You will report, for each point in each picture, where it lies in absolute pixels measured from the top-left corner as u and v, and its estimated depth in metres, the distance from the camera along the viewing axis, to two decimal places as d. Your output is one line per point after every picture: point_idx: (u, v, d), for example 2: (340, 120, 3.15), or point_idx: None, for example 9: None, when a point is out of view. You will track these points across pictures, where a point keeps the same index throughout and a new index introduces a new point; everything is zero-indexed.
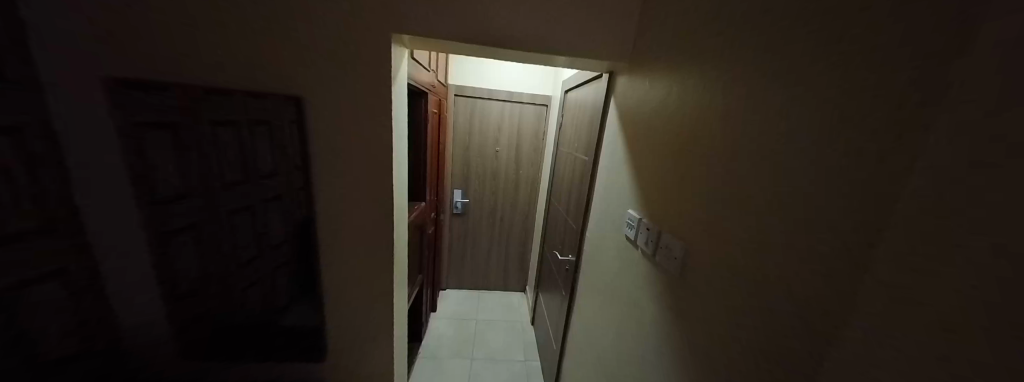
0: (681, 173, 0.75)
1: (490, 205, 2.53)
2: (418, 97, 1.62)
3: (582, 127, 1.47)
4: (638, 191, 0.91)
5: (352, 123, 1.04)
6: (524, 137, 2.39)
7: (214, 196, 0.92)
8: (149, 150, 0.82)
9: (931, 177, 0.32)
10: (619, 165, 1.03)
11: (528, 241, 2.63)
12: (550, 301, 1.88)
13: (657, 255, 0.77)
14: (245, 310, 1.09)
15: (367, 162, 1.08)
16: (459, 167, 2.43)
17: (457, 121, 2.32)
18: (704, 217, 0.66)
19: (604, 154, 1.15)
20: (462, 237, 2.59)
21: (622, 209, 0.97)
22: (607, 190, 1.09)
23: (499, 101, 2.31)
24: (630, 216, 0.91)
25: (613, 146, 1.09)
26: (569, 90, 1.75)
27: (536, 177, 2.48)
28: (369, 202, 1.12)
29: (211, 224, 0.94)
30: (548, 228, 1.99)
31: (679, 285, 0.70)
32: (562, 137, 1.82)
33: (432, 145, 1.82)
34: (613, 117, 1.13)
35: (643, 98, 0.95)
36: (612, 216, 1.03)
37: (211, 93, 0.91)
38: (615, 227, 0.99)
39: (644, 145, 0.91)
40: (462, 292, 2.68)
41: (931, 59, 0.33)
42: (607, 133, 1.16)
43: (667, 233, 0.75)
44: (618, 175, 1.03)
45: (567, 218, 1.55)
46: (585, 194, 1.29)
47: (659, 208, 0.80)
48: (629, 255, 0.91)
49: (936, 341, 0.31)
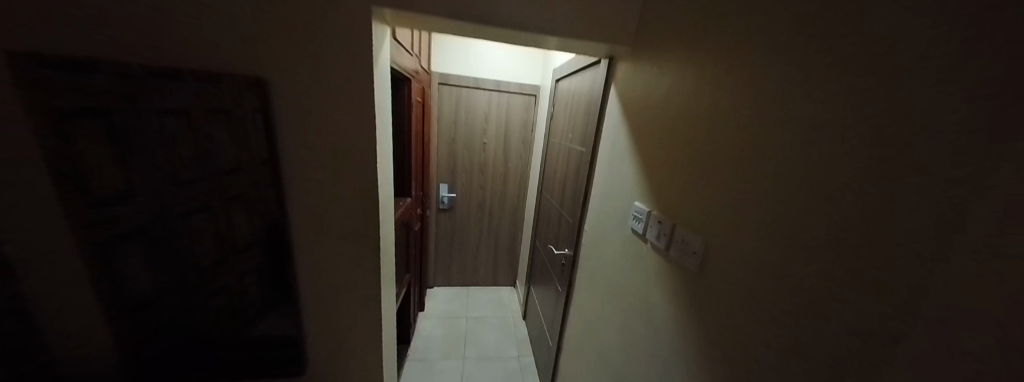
0: (694, 164, 0.71)
1: (478, 200, 2.45)
2: (400, 85, 1.50)
3: (576, 117, 1.42)
4: (646, 182, 0.86)
5: (326, 112, 0.92)
6: (512, 128, 2.31)
7: (164, 195, 0.79)
8: (79, 142, 0.67)
9: (990, 166, 0.29)
10: (622, 156, 0.99)
11: (517, 235, 2.59)
12: (544, 297, 1.84)
13: (671, 250, 0.74)
14: (209, 320, 0.96)
15: (347, 155, 0.97)
16: (445, 160, 2.32)
17: (442, 111, 2.20)
18: (724, 211, 0.62)
19: (604, 145, 1.10)
20: (450, 233, 2.49)
21: (628, 201, 0.92)
22: (609, 182, 1.05)
23: (486, 90, 2.21)
24: (638, 209, 0.87)
25: (615, 136, 1.04)
26: (561, 79, 1.68)
27: (525, 169, 2.42)
28: (350, 199, 1.02)
29: (163, 228, 0.80)
30: (540, 222, 1.94)
31: (697, 280, 0.67)
32: (554, 128, 1.76)
33: (417, 136, 1.70)
34: (614, 106, 1.08)
35: (648, 85, 0.90)
36: (615, 210, 0.99)
37: (154, 75, 0.75)
38: (621, 219, 0.95)
39: (652, 135, 0.87)
40: (451, 289, 2.60)
41: (990, 33, 0.30)
42: (606, 122, 1.11)
43: (682, 227, 0.71)
44: (621, 166, 0.98)
45: (562, 211, 1.51)
46: (582, 187, 1.25)
47: (672, 201, 0.76)
48: (636, 249, 0.87)
49: (992, 346, 0.29)
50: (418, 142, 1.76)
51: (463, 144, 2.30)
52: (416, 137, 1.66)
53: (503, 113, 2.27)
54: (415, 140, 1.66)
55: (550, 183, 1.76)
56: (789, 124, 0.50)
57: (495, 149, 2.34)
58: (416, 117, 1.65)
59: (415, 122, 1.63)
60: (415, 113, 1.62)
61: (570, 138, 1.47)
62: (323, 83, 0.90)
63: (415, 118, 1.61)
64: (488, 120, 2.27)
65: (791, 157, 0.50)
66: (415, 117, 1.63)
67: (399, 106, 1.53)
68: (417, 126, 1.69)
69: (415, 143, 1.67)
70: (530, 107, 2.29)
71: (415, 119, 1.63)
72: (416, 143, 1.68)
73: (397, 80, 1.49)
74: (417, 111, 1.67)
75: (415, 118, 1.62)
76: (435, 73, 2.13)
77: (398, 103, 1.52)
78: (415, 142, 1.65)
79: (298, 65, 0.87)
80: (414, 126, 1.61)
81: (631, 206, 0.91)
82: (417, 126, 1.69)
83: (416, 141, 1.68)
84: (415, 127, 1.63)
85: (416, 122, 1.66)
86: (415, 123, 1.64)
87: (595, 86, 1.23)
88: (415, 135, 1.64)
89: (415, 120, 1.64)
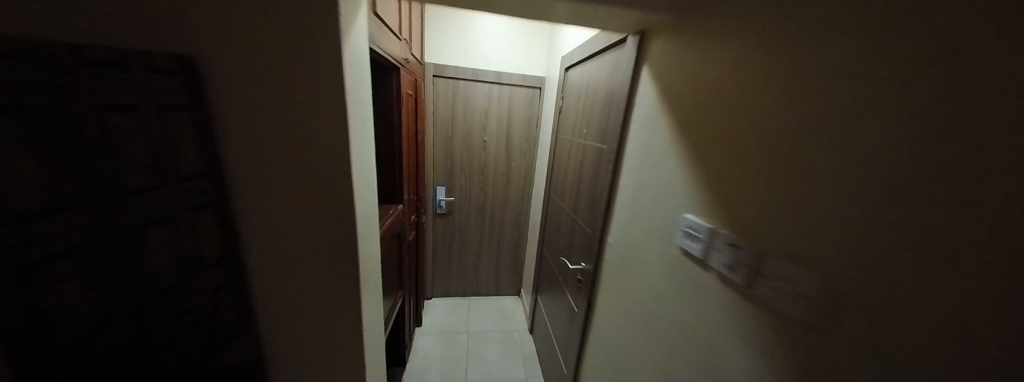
0: (775, 161, 0.50)
1: (478, 204, 2.25)
2: (385, 74, 1.29)
3: (592, 110, 1.22)
4: (699, 187, 0.65)
5: (275, 102, 0.67)
6: (514, 125, 2.12)
7: (105, 208, 0.54)
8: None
9: None
10: (664, 152, 0.77)
11: (522, 241, 2.40)
12: (554, 312, 1.66)
13: (758, 288, 0.52)
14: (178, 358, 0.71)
15: (302, 165, 0.70)
16: (441, 161, 2.11)
17: (438, 107, 2.00)
18: (851, 241, 0.40)
19: (635, 142, 0.89)
20: (448, 239, 2.30)
21: (674, 212, 0.72)
22: (645, 186, 0.84)
23: (486, 83, 2.01)
24: (691, 226, 0.66)
25: (652, 130, 0.83)
26: (572, 67, 1.48)
27: (529, 169, 2.23)
28: (310, 222, 0.75)
29: (98, 247, 0.55)
30: (548, 228, 1.75)
31: (810, 343, 0.45)
32: (563, 123, 1.57)
33: (407, 134, 1.50)
34: (646, 91, 0.86)
35: (698, 60, 0.68)
36: (656, 223, 0.78)
37: (90, 66, 0.52)
38: (667, 235, 0.74)
39: (703, 125, 0.66)
40: (450, 299, 2.41)
41: None
42: (637, 112, 0.89)
43: (775, 258, 0.49)
44: (661, 166, 0.78)
45: (575, 218, 1.31)
46: (603, 192, 1.05)
47: (746, 219, 0.54)
48: (693, 277, 0.66)
49: None
50: (409, 141, 1.55)
51: (460, 142, 2.10)
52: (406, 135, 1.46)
53: (504, 108, 2.07)
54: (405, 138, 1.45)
55: (560, 185, 1.56)
56: (966, 91, 0.30)
57: (496, 147, 2.14)
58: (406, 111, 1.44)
59: (405, 118, 1.42)
60: (405, 107, 1.42)
61: (585, 133, 1.28)
62: (270, 63, 0.65)
63: (404, 113, 1.40)
64: (488, 116, 2.07)
65: (973, 148, 0.29)
66: (405, 112, 1.42)
67: (386, 99, 1.32)
68: (407, 123, 1.49)
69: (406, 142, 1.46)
70: (534, 101, 2.09)
71: (405, 114, 1.42)
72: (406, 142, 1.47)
73: (381, 68, 1.28)
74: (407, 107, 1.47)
75: (405, 112, 1.41)
76: (428, 64, 1.92)
77: (384, 95, 1.31)
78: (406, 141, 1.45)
79: (233, 39, 0.63)
80: (404, 123, 1.40)
81: (679, 221, 0.70)
82: (407, 123, 1.49)
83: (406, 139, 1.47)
84: (405, 124, 1.42)
85: (406, 118, 1.45)
86: (405, 119, 1.43)
87: (616, 72, 1.02)
88: (405, 133, 1.43)
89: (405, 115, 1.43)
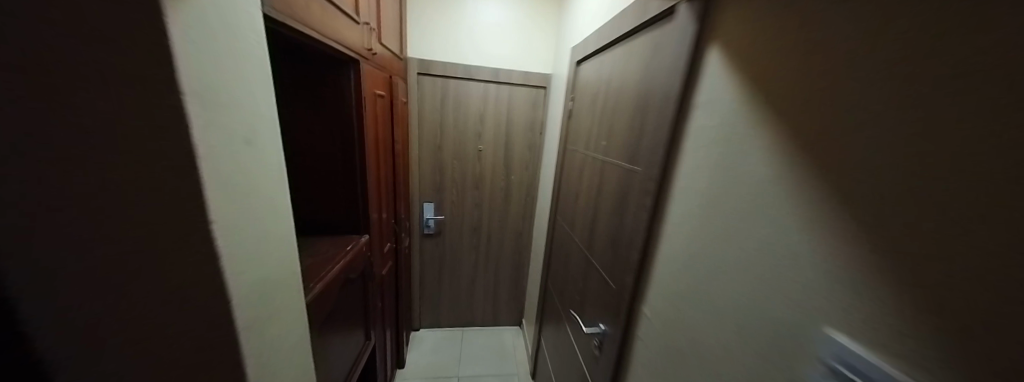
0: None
1: (472, 223, 1.94)
2: (335, 68, 0.96)
3: (616, 115, 0.88)
4: (864, 288, 0.31)
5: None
6: (514, 130, 1.79)
7: None
8: None
9: None
10: (762, 198, 0.42)
11: (523, 265, 2.07)
12: (561, 364, 1.34)
13: None
14: None
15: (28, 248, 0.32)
16: (428, 174, 1.81)
17: (423, 110, 1.70)
18: None
19: (696, 171, 0.55)
20: (437, 264, 1.99)
21: (803, 322, 0.37)
22: (723, 250, 0.49)
23: (480, 82, 1.69)
24: (845, 363, 0.32)
25: (728, 155, 0.49)
26: (586, 59, 1.15)
27: (531, 183, 1.91)
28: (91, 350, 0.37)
29: None
30: (554, 259, 1.42)
31: None
32: (573, 131, 1.24)
33: (375, 147, 1.18)
34: (719, 89, 0.51)
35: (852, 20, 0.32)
36: (750, 321, 0.44)
37: None
38: (788, 360, 0.39)
39: (865, 153, 0.30)
40: (440, 332, 2.10)
41: None
42: (697, 124, 0.55)
43: None
44: (757, 222, 0.43)
45: (591, 258, 0.98)
46: (635, 237, 0.71)
47: None
48: None
49: None
50: (377, 155, 1.22)
51: (450, 151, 1.79)
52: (371, 148, 1.14)
53: (502, 111, 1.75)
54: (370, 152, 1.13)
55: (569, 209, 1.23)
56: None
57: (492, 157, 1.83)
58: (371, 117, 1.12)
59: (369, 126, 1.09)
60: (369, 112, 1.09)
61: (605, 145, 0.94)
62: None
63: (368, 119, 1.08)
64: (484, 121, 1.76)
65: None
66: (369, 118, 1.10)
67: (339, 101, 1.00)
68: (374, 131, 1.17)
69: (371, 157, 1.14)
70: (538, 103, 1.77)
71: (369, 120, 1.09)
72: (372, 157, 1.15)
73: (329, 59, 0.95)
74: (373, 111, 1.14)
75: (368, 119, 1.08)
76: (411, 60, 1.61)
77: (336, 96, 0.99)
78: (370, 156, 1.12)
79: None
80: (368, 133, 1.08)
81: (806, 337, 0.36)
82: (374, 132, 1.16)
83: (371, 154, 1.14)
84: (369, 136, 1.10)
85: (371, 127, 1.12)
86: (370, 128, 1.11)
87: (659, 59, 0.68)
88: (370, 146, 1.11)
89: (369, 122, 1.10)
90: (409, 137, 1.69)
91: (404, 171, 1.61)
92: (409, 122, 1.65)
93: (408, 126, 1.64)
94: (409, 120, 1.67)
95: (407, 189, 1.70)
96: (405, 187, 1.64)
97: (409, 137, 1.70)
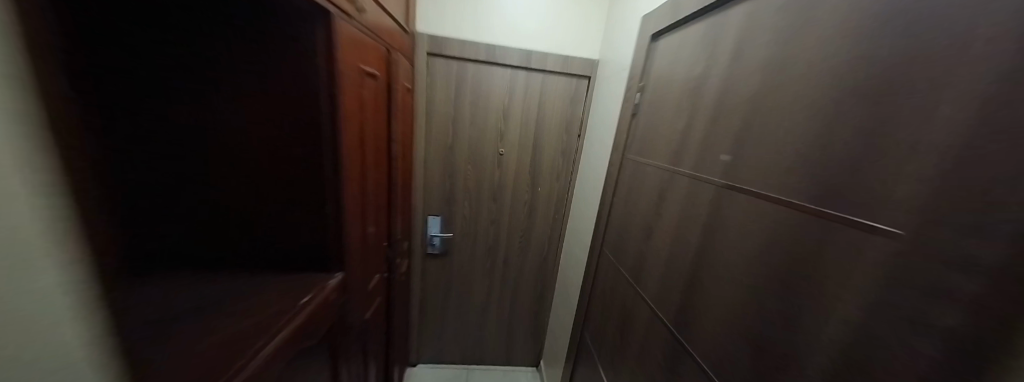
0: None
1: (486, 242, 1.58)
2: (287, 25, 0.59)
3: (759, 109, 0.50)
4: None
5: None
6: (545, 131, 1.42)
7: None
8: None
9: None
10: None
11: (545, 295, 1.69)
12: None
13: None
14: None
15: None
16: (435, 180, 1.46)
17: (433, 101, 1.35)
18: None
19: None
20: (442, 290, 1.63)
21: None
22: None
23: (507, 67, 1.33)
24: None
25: None
26: (675, 27, 0.77)
27: (563, 198, 1.53)
28: None
29: None
30: (599, 310, 1.04)
31: None
32: (643, 135, 0.86)
33: (358, 147, 0.82)
34: None
35: None
36: None
37: None
38: None
39: None
40: (442, 369, 1.75)
41: None
42: None
43: None
44: None
45: (693, 349, 0.59)
46: (870, 371, 0.32)
47: None
48: None
49: None
50: (363, 159, 0.86)
51: (464, 154, 1.43)
52: (352, 150, 0.78)
53: (531, 106, 1.38)
54: (351, 156, 0.77)
55: (632, 248, 0.84)
56: None
57: (514, 163, 1.46)
58: (351, 102, 0.75)
59: (348, 117, 0.74)
60: (349, 96, 0.73)
61: (724, 159, 0.56)
62: None
63: (345, 106, 0.72)
64: (508, 118, 1.40)
65: None
66: (349, 105, 0.74)
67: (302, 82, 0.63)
68: (358, 125, 0.81)
69: (351, 162, 0.78)
70: (577, 96, 1.38)
71: (348, 107, 0.73)
72: (353, 162, 0.79)
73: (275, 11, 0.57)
74: (355, 96, 0.78)
75: (347, 105, 0.72)
76: (420, 36, 1.26)
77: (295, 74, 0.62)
78: (349, 160, 0.76)
79: None
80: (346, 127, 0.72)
81: None
82: (358, 127, 0.81)
83: (352, 158, 0.78)
84: (348, 131, 0.74)
85: (351, 118, 0.76)
86: (350, 120, 0.75)
87: None
88: (349, 146, 0.75)
89: (349, 111, 0.74)
90: (411, 135, 1.33)
91: (404, 176, 1.25)
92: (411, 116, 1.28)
93: (410, 120, 1.28)
94: (412, 114, 1.31)
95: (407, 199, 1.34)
96: (404, 197, 1.27)
97: (412, 135, 1.35)
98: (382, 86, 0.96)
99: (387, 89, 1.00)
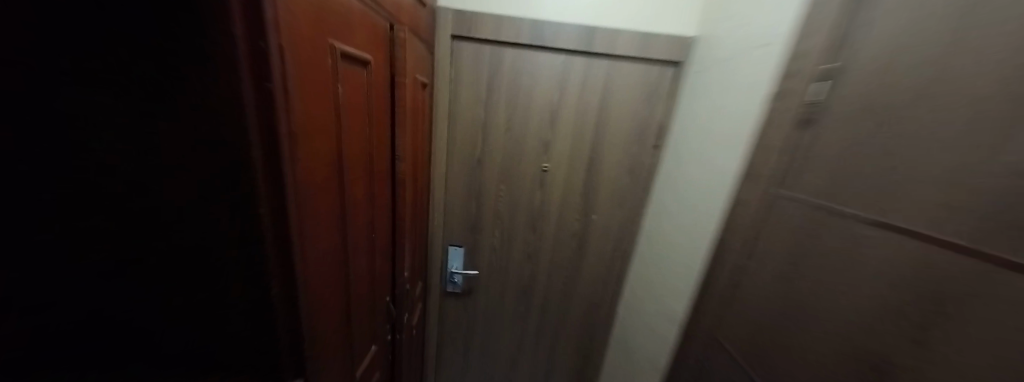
0: None
1: (520, 281, 1.23)
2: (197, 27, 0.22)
3: None
4: None
5: None
6: (608, 140, 1.03)
7: None
8: None
9: None
10: None
11: (594, 351, 1.31)
12: None
13: None
14: None
15: None
16: (457, 203, 1.14)
17: (458, 101, 1.02)
18: None
19: None
20: (463, 337, 1.31)
21: None
22: None
23: (560, 52, 0.96)
24: None
25: None
26: None
27: (624, 231, 1.13)
28: None
29: None
30: None
31: None
32: (837, 158, 0.46)
33: (330, 177, 0.48)
34: None
35: None
36: None
37: None
38: None
39: None
40: None
41: None
42: None
43: None
44: None
45: None
46: None
47: None
48: None
49: None
50: (337, 196, 0.52)
51: (496, 170, 1.10)
52: (311, 189, 0.43)
53: (591, 106, 1.01)
54: (308, 200, 0.43)
55: (809, 377, 0.45)
56: None
57: (562, 181, 1.09)
58: (306, 104, 0.40)
59: (302, 131, 0.40)
60: (303, 93, 0.39)
61: None
62: None
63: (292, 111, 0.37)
64: (557, 122, 1.03)
65: None
66: (302, 110, 0.39)
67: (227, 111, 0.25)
68: (328, 142, 0.47)
69: (311, 209, 0.44)
70: (658, 92, 0.98)
71: (302, 114, 0.39)
72: (313, 211, 0.44)
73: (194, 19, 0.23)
74: (317, 92, 0.43)
75: (297, 109, 0.38)
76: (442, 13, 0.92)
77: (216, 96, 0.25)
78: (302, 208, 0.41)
79: None
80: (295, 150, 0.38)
81: None
82: (328, 145, 0.47)
83: (309, 205, 0.43)
84: (300, 158, 0.39)
85: (310, 132, 0.42)
86: (309, 135, 0.41)
87: None
88: (306, 182, 0.41)
89: (304, 120, 0.40)
90: (425, 146, 0.98)
91: (413, 202, 0.91)
92: (424, 122, 0.93)
93: (423, 127, 0.93)
94: (427, 118, 0.97)
95: (418, 230, 1.01)
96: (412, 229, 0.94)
97: (427, 146, 1.01)
98: (375, 78, 0.61)
99: (383, 84, 0.65)
